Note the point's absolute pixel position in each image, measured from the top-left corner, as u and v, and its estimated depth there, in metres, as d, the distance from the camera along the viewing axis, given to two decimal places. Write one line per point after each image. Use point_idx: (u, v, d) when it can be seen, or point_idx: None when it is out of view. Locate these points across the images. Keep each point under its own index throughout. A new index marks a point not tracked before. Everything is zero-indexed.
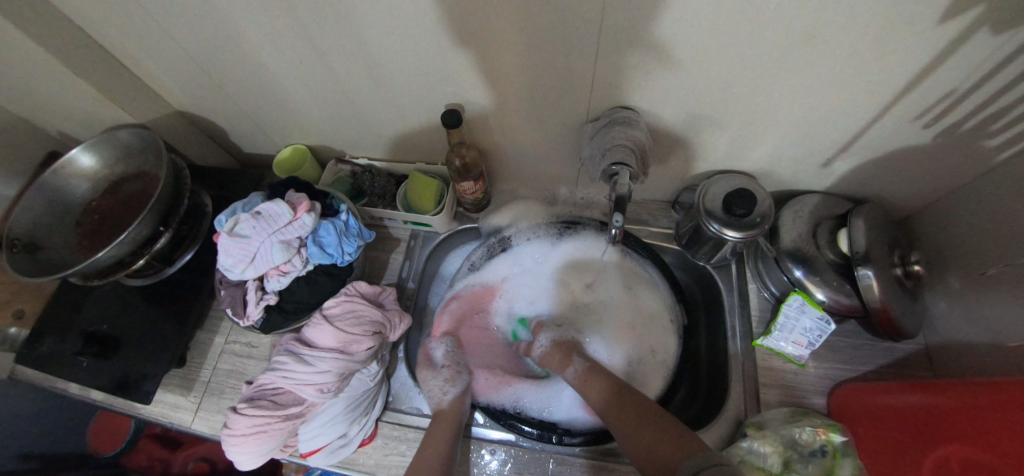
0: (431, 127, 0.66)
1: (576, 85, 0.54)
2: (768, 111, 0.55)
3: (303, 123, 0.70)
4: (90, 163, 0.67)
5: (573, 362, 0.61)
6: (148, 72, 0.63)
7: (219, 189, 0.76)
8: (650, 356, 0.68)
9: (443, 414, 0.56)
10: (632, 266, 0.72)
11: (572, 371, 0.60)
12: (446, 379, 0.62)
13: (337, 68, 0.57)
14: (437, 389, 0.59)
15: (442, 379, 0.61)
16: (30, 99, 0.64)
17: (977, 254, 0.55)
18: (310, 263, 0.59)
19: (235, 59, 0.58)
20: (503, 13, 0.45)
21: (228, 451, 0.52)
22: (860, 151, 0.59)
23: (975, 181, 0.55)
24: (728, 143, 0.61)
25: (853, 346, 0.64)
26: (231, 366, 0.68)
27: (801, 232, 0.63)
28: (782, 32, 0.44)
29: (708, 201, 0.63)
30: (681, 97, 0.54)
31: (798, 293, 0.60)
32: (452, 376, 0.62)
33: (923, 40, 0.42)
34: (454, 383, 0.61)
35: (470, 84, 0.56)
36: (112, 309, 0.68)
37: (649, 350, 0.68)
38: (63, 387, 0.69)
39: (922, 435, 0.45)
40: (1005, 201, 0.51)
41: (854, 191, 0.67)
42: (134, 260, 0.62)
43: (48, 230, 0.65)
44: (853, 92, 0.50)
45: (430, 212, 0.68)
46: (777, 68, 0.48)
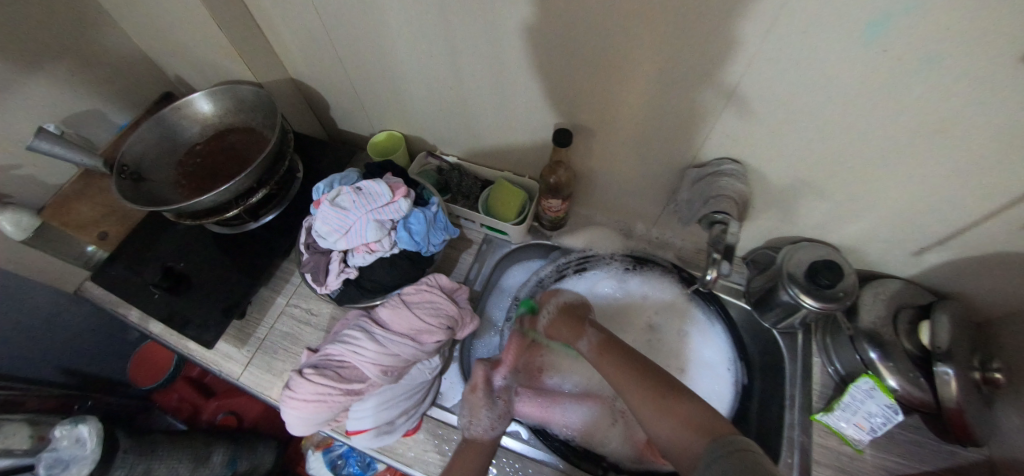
0: (530, 141, 0.68)
1: (691, 129, 0.55)
2: (874, 191, 0.55)
3: (408, 113, 0.73)
4: (207, 110, 0.71)
5: (585, 334, 0.61)
6: (280, 39, 0.67)
7: (311, 157, 0.79)
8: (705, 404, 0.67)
9: (478, 443, 0.56)
10: (693, 310, 0.72)
11: (586, 342, 0.60)
12: (498, 414, 0.59)
13: (463, 69, 0.59)
14: (483, 419, 0.58)
15: (493, 413, 0.59)
16: (169, 40, 0.68)
17: None
18: (396, 246, 0.60)
19: (369, 44, 0.61)
20: (650, 49, 0.47)
21: (286, 411, 0.52)
22: (957, 248, 0.59)
23: None
24: (822, 213, 0.62)
25: (913, 442, 0.62)
26: (288, 329, 0.69)
27: (880, 315, 0.63)
28: (919, 120, 0.44)
29: (791, 265, 0.63)
30: (791, 162, 0.55)
31: (870, 376, 0.59)
32: (501, 411, 0.60)
33: None
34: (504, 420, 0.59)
35: (585, 109, 0.58)
36: (190, 249, 0.70)
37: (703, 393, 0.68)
38: (125, 314, 0.70)
39: None
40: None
41: (938, 285, 0.66)
42: (227, 208, 0.64)
43: (153, 163, 0.68)
44: (969, 192, 0.50)
45: (510, 221, 0.69)
46: (900, 152, 0.49)
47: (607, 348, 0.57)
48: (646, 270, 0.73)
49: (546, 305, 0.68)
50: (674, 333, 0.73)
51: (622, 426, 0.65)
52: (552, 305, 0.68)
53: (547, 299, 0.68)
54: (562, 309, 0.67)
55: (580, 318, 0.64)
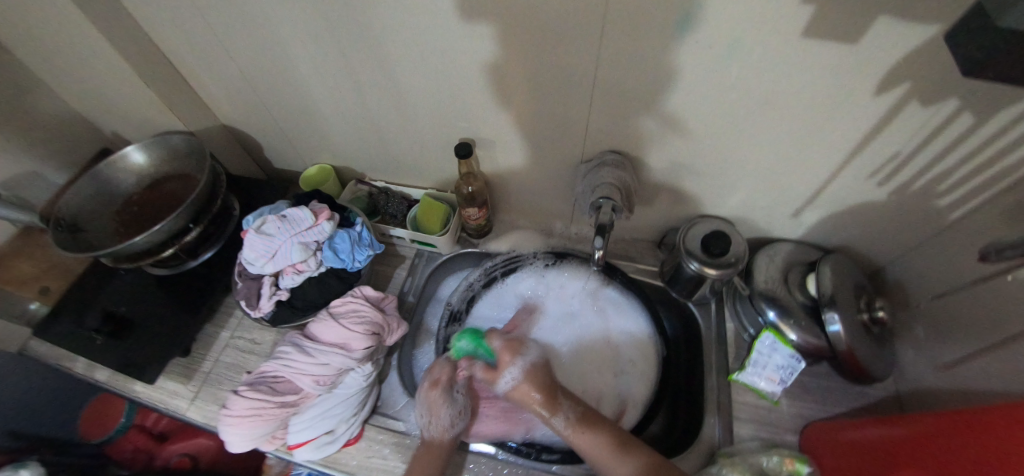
0: (445, 157, 0.74)
1: (574, 127, 0.62)
2: (740, 163, 0.63)
3: (333, 146, 0.79)
4: (141, 161, 0.75)
5: (561, 411, 0.59)
6: (207, 90, 0.73)
7: (248, 196, 0.84)
8: (631, 369, 0.73)
9: (437, 443, 0.58)
10: (606, 289, 0.77)
11: (561, 421, 0.58)
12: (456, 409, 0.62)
13: (370, 98, 0.66)
14: (444, 419, 0.60)
15: (453, 410, 0.61)
16: (102, 101, 0.74)
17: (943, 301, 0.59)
18: (323, 265, 0.64)
19: (285, 86, 0.68)
20: (518, 63, 0.55)
21: (222, 431, 0.55)
22: (824, 204, 0.66)
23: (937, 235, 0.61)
24: (706, 190, 0.69)
25: (824, 387, 0.67)
26: (233, 360, 0.71)
27: (773, 276, 0.69)
28: (749, 94, 0.52)
29: (688, 241, 0.69)
30: (664, 146, 0.62)
31: (771, 331, 0.64)
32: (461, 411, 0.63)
33: (865, 109, 0.51)
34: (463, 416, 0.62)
35: (483, 122, 0.65)
36: (131, 294, 0.73)
37: (629, 359, 0.74)
38: (69, 366, 0.72)
39: (880, 462, 0.48)
40: (959, 255, 0.57)
41: (824, 241, 0.74)
42: (162, 249, 0.68)
43: (90, 215, 0.72)
44: (813, 152, 0.59)
45: (436, 233, 0.74)
46: (747, 125, 0.57)
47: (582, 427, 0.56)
48: (567, 264, 0.78)
49: (507, 365, 0.62)
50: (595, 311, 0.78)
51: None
52: (518, 361, 0.62)
53: (510, 354, 0.63)
54: (529, 373, 0.61)
55: (558, 394, 0.60)
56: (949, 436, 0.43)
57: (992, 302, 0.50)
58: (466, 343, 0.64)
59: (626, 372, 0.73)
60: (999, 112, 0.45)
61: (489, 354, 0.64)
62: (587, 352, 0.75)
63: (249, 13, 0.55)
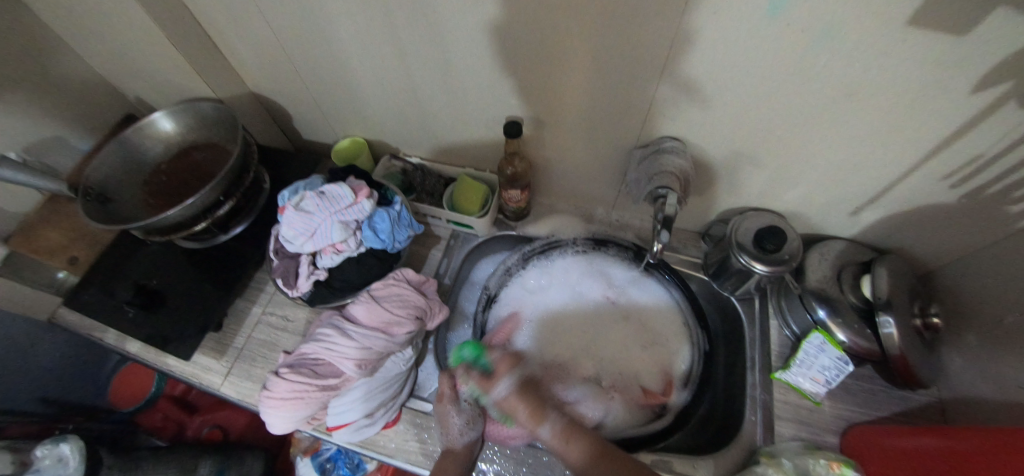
0: (487, 136, 0.71)
1: (632, 110, 0.58)
2: (805, 156, 0.59)
3: (368, 119, 0.75)
4: (169, 128, 0.72)
5: (548, 418, 0.55)
6: (237, 55, 0.69)
7: (278, 169, 0.81)
8: (669, 345, 0.73)
9: (454, 452, 0.57)
10: (637, 272, 0.76)
11: (547, 430, 0.54)
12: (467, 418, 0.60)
13: (414, 71, 0.62)
14: (454, 428, 0.58)
15: (463, 419, 0.59)
16: (127, 62, 0.70)
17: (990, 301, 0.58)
18: (363, 245, 0.62)
19: (322, 55, 0.63)
20: (581, 39, 0.50)
21: (264, 412, 0.54)
22: (887, 203, 0.63)
23: None
24: (762, 183, 0.66)
25: (868, 390, 0.66)
26: (266, 336, 0.70)
27: (826, 274, 0.67)
28: (830, 85, 0.48)
29: (740, 235, 0.66)
30: (726, 134, 0.59)
31: (820, 331, 0.62)
32: (471, 416, 0.60)
33: (957, 107, 0.47)
34: (475, 424, 0.60)
35: (533, 102, 0.61)
36: (161, 266, 0.71)
37: (663, 338, 0.73)
38: (100, 336, 0.71)
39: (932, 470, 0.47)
40: None
41: (879, 240, 0.71)
42: (195, 223, 0.66)
43: (120, 184, 0.69)
44: (886, 149, 0.55)
45: (474, 215, 0.71)
46: (822, 117, 0.53)
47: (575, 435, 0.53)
48: (609, 251, 0.76)
49: (504, 374, 0.58)
50: (623, 293, 0.76)
51: (616, 400, 0.69)
52: (515, 373, 0.59)
53: (507, 364, 0.59)
54: (523, 384, 0.59)
55: (541, 400, 0.57)
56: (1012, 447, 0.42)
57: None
58: (468, 353, 0.60)
59: (665, 347, 0.73)
60: None
61: (485, 365, 0.60)
62: (622, 335, 0.74)
63: None
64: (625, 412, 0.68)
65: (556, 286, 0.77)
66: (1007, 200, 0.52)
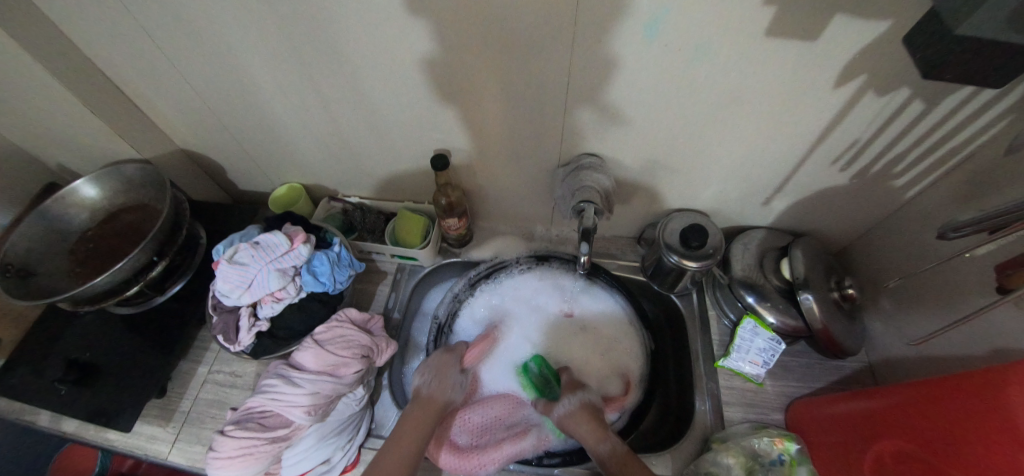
0: (421, 169, 0.73)
1: (550, 131, 0.62)
2: (712, 158, 0.65)
3: (303, 165, 0.76)
4: (93, 194, 0.70)
5: (608, 437, 0.56)
6: (160, 115, 0.69)
7: (215, 222, 0.80)
8: (620, 347, 0.75)
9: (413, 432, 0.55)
10: (581, 283, 0.78)
11: (606, 447, 0.55)
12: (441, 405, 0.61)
13: (340, 114, 0.64)
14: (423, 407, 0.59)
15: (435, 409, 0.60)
16: (45, 132, 0.69)
17: (907, 264, 0.63)
18: (303, 290, 0.62)
19: (247, 107, 0.65)
20: (490, 72, 0.54)
21: (211, 474, 0.53)
22: (792, 192, 0.70)
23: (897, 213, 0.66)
24: (681, 185, 0.71)
25: (804, 365, 0.70)
26: (214, 396, 0.68)
27: (749, 263, 0.71)
28: (716, 94, 0.54)
29: (667, 236, 0.70)
30: (639, 145, 0.63)
31: (751, 316, 0.67)
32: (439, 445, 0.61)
33: (824, 102, 0.53)
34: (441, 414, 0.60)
35: (458, 133, 0.65)
36: (95, 337, 0.68)
37: (614, 342, 0.76)
38: (31, 420, 0.67)
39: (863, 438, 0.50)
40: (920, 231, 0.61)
41: (794, 226, 0.77)
42: (126, 288, 0.64)
43: (43, 257, 0.67)
44: (779, 143, 0.61)
45: (417, 246, 0.73)
46: (717, 122, 0.58)
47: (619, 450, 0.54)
48: (551, 266, 0.78)
49: (566, 395, 0.63)
50: (572, 303, 0.78)
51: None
52: (575, 396, 0.63)
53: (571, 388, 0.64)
54: (582, 403, 0.61)
55: (604, 420, 0.59)
56: (914, 401, 0.46)
57: (950, 281, 0.54)
58: (532, 365, 0.72)
59: (617, 350, 0.75)
60: (946, 98, 0.48)
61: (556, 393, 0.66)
62: (573, 346, 0.76)
63: (206, 33, 0.53)
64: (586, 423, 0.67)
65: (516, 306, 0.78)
66: (895, 167, 0.59)
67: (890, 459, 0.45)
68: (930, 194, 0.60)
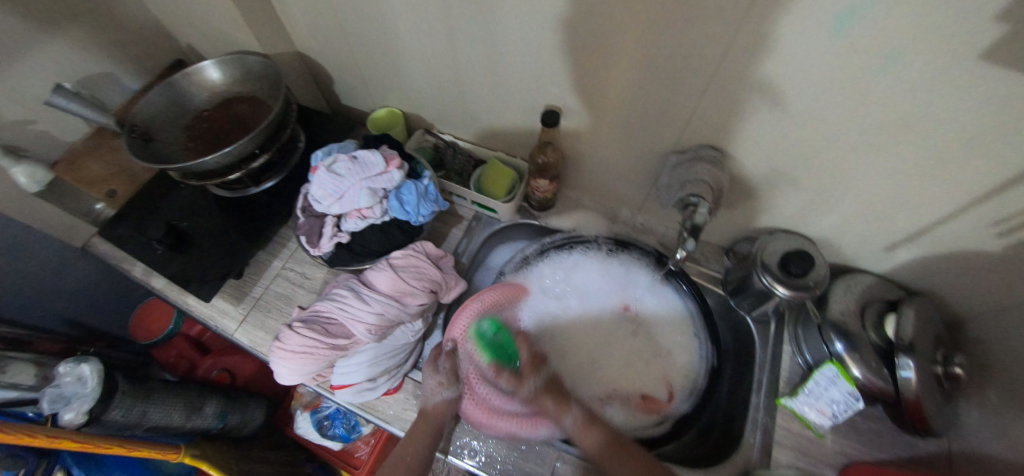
0: (523, 122, 0.70)
1: (673, 113, 0.57)
2: (848, 181, 0.57)
3: (409, 93, 0.76)
4: (215, 78, 0.74)
5: (571, 412, 0.59)
6: (287, 12, 0.69)
7: (315, 129, 0.82)
8: (676, 355, 0.73)
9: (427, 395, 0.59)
10: (654, 280, 0.76)
11: (570, 420, 0.58)
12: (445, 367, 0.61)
13: (459, 48, 0.61)
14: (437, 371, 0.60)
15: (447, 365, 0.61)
16: (184, 9, 0.72)
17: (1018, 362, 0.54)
18: (387, 214, 0.63)
19: (371, 22, 0.64)
20: (631, 34, 0.49)
21: (274, 361, 0.56)
22: (926, 243, 0.61)
23: None
24: (798, 203, 0.64)
25: (875, 431, 0.64)
26: (283, 290, 0.72)
27: (849, 307, 0.65)
28: (883, 111, 0.46)
29: (765, 256, 0.64)
30: (767, 149, 0.57)
31: (834, 363, 0.60)
32: (446, 378, 0.60)
33: (1021, 151, 0.44)
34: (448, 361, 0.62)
35: (572, 93, 0.61)
36: (192, 210, 0.73)
37: (669, 349, 0.74)
38: (130, 269, 0.74)
39: None
40: None
41: (912, 281, 0.68)
42: (229, 172, 0.67)
43: (163, 126, 0.72)
44: (938, 184, 0.52)
45: (500, 199, 0.71)
46: (870, 143, 0.51)
47: (594, 434, 0.57)
48: (629, 255, 0.76)
49: (529, 376, 0.63)
50: (635, 300, 0.77)
51: (618, 402, 0.70)
52: (540, 376, 0.64)
53: (534, 368, 0.64)
54: (546, 386, 0.63)
55: (567, 395, 0.62)
56: None
57: None
58: (486, 329, 0.65)
59: (670, 357, 0.73)
60: None
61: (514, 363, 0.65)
62: (629, 343, 0.75)
63: None
64: (626, 415, 0.69)
65: (577, 288, 0.78)
66: None
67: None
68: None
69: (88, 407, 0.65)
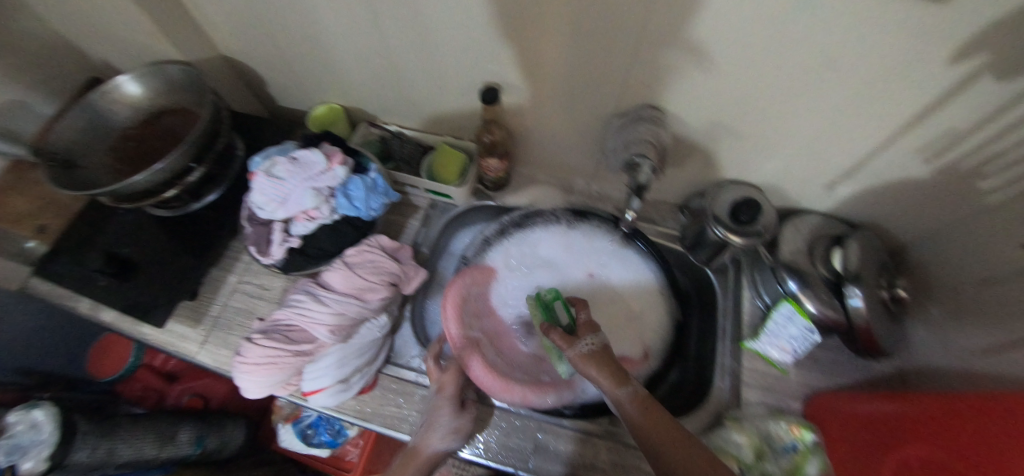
0: (466, 103, 0.69)
1: (610, 76, 0.57)
2: (784, 126, 0.59)
3: (345, 85, 0.73)
4: (135, 92, 0.69)
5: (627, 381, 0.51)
6: (200, 12, 0.65)
7: (253, 134, 0.79)
8: (644, 314, 0.74)
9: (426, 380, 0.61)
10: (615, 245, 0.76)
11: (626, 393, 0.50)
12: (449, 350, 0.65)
13: (388, 33, 0.59)
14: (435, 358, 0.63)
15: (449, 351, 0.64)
16: (86, 20, 0.66)
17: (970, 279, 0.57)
18: (336, 213, 0.61)
19: (291, 14, 0.60)
20: (558, 0, 0.48)
21: (238, 377, 0.55)
22: (862, 178, 0.64)
23: None
24: (742, 153, 0.66)
25: (833, 359, 0.68)
26: (242, 305, 0.70)
27: (799, 247, 0.67)
28: (806, 53, 0.47)
29: (716, 208, 0.66)
30: (704, 103, 0.58)
31: (790, 302, 0.63)
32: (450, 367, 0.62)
33: (935, 77, 0.46)
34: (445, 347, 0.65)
35: (509, 68, 0.60)
36: (132, 234, 0.70)
37: (637, 309, 0.75)
38: (73, 305, 0.70)
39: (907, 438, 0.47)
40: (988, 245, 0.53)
41: (854, 215, 0.72)
42: (165, 190, 0.64)
43: (86, 149, 0.67)
44: (864, 118, 0.54)
45: (453, 184, 0.70)
46: (799, 86, 0.52)
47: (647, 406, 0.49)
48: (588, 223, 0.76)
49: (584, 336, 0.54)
50: (602, 266, 0.77)
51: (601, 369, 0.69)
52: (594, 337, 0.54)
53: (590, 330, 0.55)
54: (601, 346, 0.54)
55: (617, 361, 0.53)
56: (973, 410, 0.42)
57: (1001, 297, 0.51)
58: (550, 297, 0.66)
59: (640, 317, 0.74)
60: None
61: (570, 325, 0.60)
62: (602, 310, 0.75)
63: None
64: None
65: (545, 262, 0.77)
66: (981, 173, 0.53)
67: (916, 463, 0.44)
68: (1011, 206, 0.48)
69: (48, 452, 0.64)
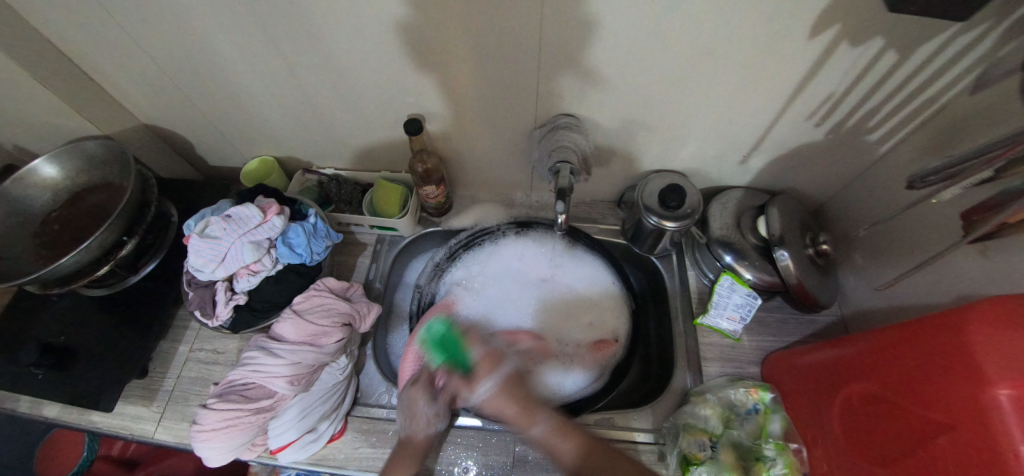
0: (396, 137, 0.71)
1: (524, 92, 0.61)
2: (688, 114, 0.64)
3: (275, 137, 0.74)
4: (53, 174, 0.68)
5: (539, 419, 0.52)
6: (116, 86, 0.65)
7: (188, 199, 0.78)
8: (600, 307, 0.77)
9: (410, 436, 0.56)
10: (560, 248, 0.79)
11: (539, 429, 0.52)
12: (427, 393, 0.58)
13: (307, 81, 0.61)
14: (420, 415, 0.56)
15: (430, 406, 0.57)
16: None
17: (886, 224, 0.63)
18: (280, 262, 0.61)
19: (208, 76, 0.62)
20: (460, 31, 0.52)
21: (197, 447, 0.53)
22: (768, 150, 0.70)
23: (874, 166, 0.66)
24: (660, 144, 0.71)
25: (779, 320, 0.72)
26: (196, 374, 0.68)
27: (727, 222, 0.72)
28: (689, 47, 0.53)
29: (646, 197, 0.70)
30: (614, 104, 0.63)
31: (728, 274, 0.68)
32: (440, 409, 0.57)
33: (801, 53, 0.52)
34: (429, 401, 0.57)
35: (430, 97, 0.63)
36: (68, 320, 0.67)
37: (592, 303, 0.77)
38: (12, 406, 0.66)
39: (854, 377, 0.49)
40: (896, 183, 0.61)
41: (772, 184, 0.78)
42: (95, 268, 0.62)
43: (4, 239, 0.65)
44: (754, 97, 0.60)
45: (395, 216, 0.72)
46: (692, 78, 0.57)
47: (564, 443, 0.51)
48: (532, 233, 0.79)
49: (484, 377, 0.54)
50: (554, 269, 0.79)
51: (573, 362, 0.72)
52: (499, 373, 0.55)
53: (489, 366, 0.55)
54: (512, 378, 0.55)
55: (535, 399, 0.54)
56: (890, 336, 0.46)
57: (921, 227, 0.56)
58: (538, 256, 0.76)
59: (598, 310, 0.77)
60: (920, 46, 0.49)
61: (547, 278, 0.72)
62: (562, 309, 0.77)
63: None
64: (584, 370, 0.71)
65: (500, 276, 0.79)
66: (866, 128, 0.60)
67: (858, 400, 0.48)
68: (902, 148, 0.61)
69: None
